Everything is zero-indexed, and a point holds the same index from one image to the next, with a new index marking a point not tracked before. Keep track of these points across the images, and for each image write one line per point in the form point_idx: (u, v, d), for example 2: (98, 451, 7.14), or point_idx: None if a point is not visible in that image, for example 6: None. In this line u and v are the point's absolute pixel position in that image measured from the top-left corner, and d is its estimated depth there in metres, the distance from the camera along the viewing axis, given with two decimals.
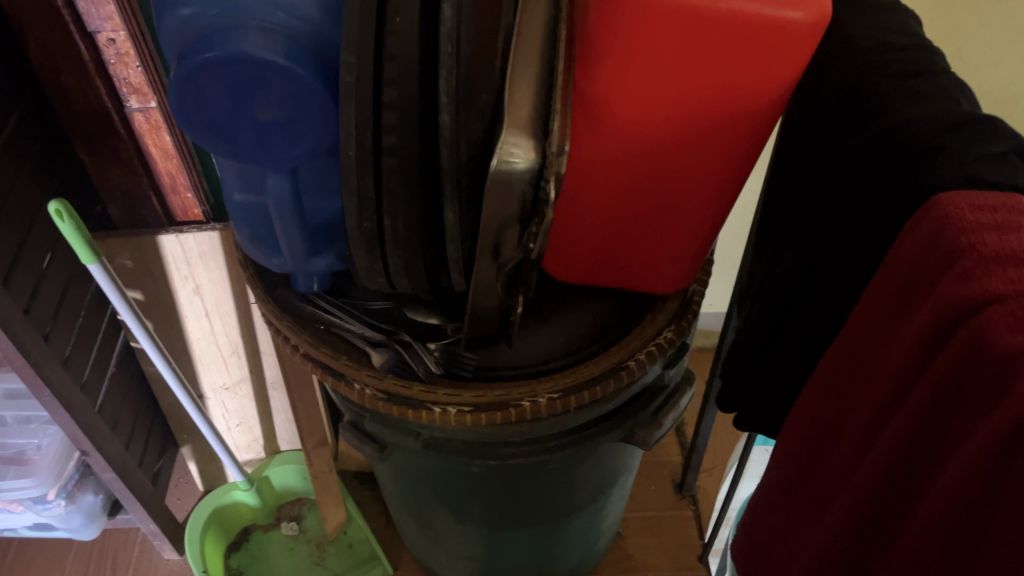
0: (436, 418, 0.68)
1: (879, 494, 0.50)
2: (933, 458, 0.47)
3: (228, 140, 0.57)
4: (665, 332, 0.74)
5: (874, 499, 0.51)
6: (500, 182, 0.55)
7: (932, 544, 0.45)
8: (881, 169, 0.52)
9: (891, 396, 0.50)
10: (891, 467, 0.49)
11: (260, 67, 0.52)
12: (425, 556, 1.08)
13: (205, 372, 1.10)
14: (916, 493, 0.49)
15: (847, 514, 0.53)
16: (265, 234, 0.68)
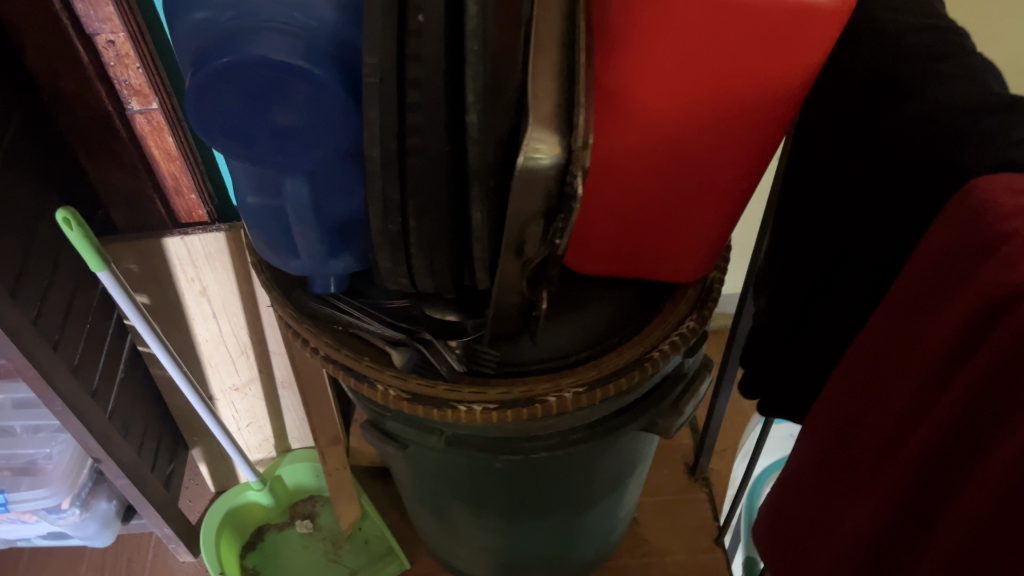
0: (462, 416, 0.67)
1: (926, 475, 0.51)
2: (979, 444, 0.47)
3: (246, 146, 0.56)
4: (687, 321, 0.73)
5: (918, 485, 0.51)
6: (526, 177, 0.54)
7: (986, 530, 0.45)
8: (911, 154, 0.51)
9: (929, 383, 0.50)
10: (935, 451, 0.49)
11: (279, 72, 0.51)
12: (443, 550, 1.08)
13: (214, 373, 1.09)
14: (959, 478, 0.49)
15: (895, 491, 0.54)
16: (282, 237, 0.67)
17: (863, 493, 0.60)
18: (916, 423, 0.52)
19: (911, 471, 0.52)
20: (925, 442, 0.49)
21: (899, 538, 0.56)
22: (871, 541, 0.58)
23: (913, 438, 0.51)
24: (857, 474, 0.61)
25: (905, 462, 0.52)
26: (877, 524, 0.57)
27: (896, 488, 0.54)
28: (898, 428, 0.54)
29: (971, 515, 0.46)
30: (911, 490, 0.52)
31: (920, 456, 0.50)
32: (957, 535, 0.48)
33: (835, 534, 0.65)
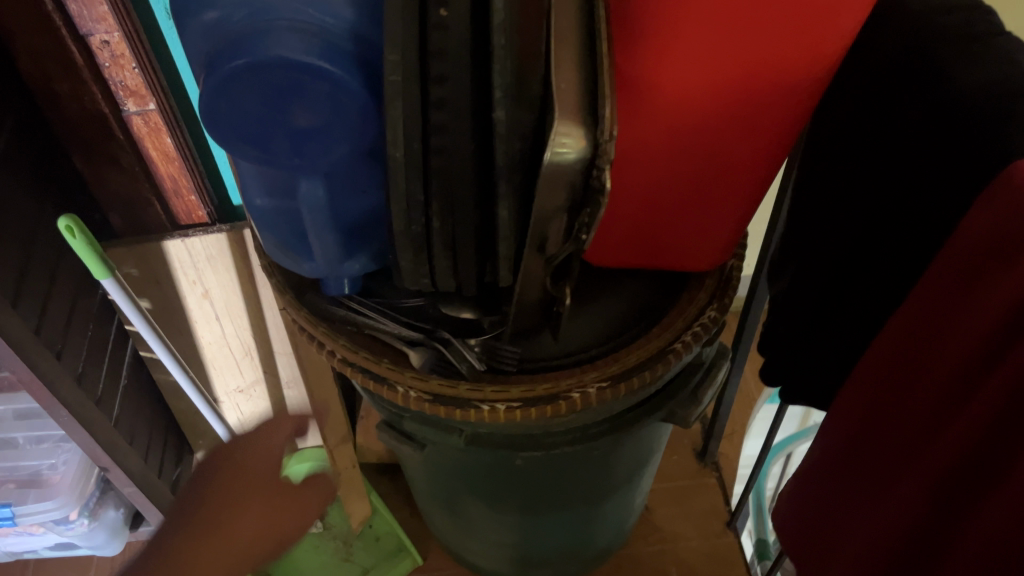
0: (485, 416, 0.66)
1: (978, 453, 0.51)
2: None
3: (261, 148, 0.54)
4: (708, 310, 0.72)
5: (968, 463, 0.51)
6: (551, 173, 0.53)
7: None
8: (943, 138, 0.51)
9: (977, 363, 0.50)
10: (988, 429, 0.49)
11: (295, 72, 0.49)
12: (456, 546, 1.07)
13: (218, 375, 1.08)
14: (1011, 456, 0.49)
15: (941, 469, 0.54)
16: (296, 238, 0.65)
17: (901, 476, 0.60)
18: (961, 404, 0.52)
19: (960, 449, 0.52)
20: (979, 419, 0.49)
21: (941, 520, 0.56)
22: (913, 521, 0.58)
23: (961, 418, 0.51)
24: (890, 458, 0.61)
25: (955, 440, 0.52)
26: (921, 503, 0.57)
27: (942, 466, 0.54)
28: (939, 409, 0.54)
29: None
30: (962, 468, 0.52)
31: (973, 433, 0.50)
32: (1010, 514, 0.48)
33: (868, 517, 0.65)
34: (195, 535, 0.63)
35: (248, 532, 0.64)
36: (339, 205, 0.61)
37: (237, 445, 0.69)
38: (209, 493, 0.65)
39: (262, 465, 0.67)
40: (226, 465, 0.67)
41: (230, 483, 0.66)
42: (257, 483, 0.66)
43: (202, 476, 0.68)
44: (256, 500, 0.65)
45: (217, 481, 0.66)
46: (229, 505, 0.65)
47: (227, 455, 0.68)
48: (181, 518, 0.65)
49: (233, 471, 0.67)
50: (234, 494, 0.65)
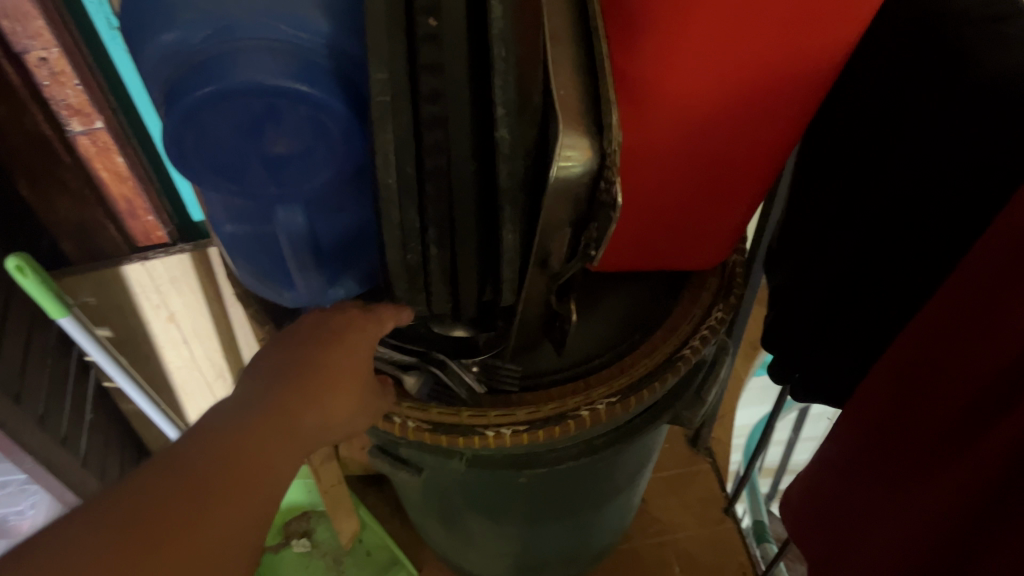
0: (491, 442, 0.62)
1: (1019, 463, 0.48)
2: None
3: (234, 178, 0.49)
4: (715, 312, 0.69)
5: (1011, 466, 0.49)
6: (556, 190, 0.48)
7: None
8: (973, 130, 0.47)
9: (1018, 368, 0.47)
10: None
11: (270, 97, 0.44)
12: (453, 558, 1.04)
13: (190, 400, 1.03)
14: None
15: (982, 475, 0.52)
16: (274, 267, 0.60)
17: (928, 481, 0.57)
18: (1002, 409, 0.50)
19: (1002, 456, 0.49)
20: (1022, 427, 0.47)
21: (974, 529, 0.54)
22: (947, 528, 0.56)
23: (1004, 422, 0.49)
24: (914, 462, 0.59)
25: (996, 446, 0.50)
26: (958, 510, 0.55)
27: (983, 473, 0.51)
28: (975, 413, 0.52)
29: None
30: (1002, 476, 0.50)
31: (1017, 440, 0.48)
32: None
33: (892, 522, 0.63)
34: (265, 433, 0.48)
35: (316, 432, 0.51)
36: (321, 231, 0.56)
37: (316, 321, 0.55)
38: (294, 369, 0.52)
39: (355, 368, 0.54)
40: (304, 352, 0.53)
41: (315, 370, 0.52)
42: (344, 383, 0.53)
43: (275, 355, 0.53)
44: (339, 393, 0.53)
45: (302, 367, 0.52)
46: (306, 411, 0.50)
47: (305, 335, 0.54)
48: (244, 403, 0.49)
49: (324, 359, 0.53)
50: (349, 367, 0.54)
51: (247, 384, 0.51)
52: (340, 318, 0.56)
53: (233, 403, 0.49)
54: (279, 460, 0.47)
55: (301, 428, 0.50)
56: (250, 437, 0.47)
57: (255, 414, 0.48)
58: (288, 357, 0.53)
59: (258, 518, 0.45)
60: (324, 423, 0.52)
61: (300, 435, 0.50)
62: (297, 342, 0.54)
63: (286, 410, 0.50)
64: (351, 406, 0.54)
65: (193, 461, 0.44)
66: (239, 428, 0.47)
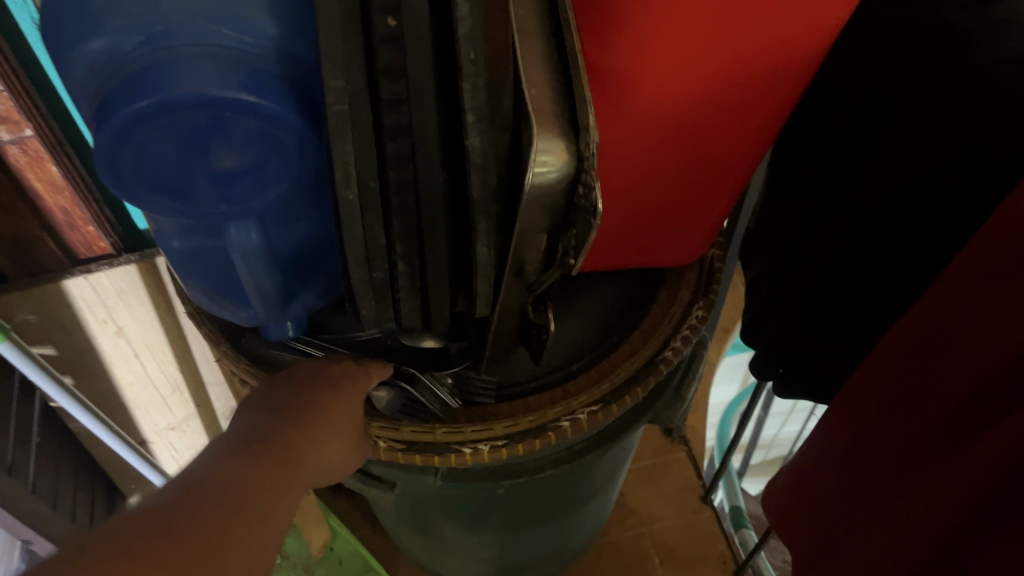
0: (468, 459, 0.59)
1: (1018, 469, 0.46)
2: None
3: (178, 197, 0.45)
4: (695, 310, 0.66)
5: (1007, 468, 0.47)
6: (532, 198, 0.45)
7: None
8: (968, 119, 0.45)
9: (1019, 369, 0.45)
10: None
11: (214, 109, 0.40)
12: (430, 565, 1.01)
13: (145, 417, 0.98)
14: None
15: (976, 478, 0.50)
16: (227, 286, 0.56)
17: (920, 482, 0.55)
18: (1000, 411, 0.47)
19: (998, 460, 0.47)
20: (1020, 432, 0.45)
21: (970, 533, 0.52)
22: (940, 533, 0.54)
23: (1000, 421, 0.47)
24: (905, 462, 0.57)
25: (992, 450, 0.47)
26: (952, 513, 0.52)
27: (978, 476, 0.49)
28: (971, 413, 0.50)
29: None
30: (999, 481, 0.48)
31: (1014, 445, 0.46)
32: None
33: (882, 523, 0.61)
34: (266, 471, 0.47)
35: (313, 472, 0.51)
36: (276, 247, 0.52)
37: (310, 368, 0.55)
38: (289, 410, 0.52)
39: (353, 410, 0.54)
40: (300, 395, 0.53)
41: (312, 412, 0.52)
42: (339, 425, 0.54)
43: (268, 396, 0.53)
44: (332, 436, 0.53)
45: (299, 409, 0.52)
46: (302, 453, 0.51)
47: (299, 379, 0.54)
48: (243, 441, 0.49)
49: (320, 401, 0.53)
50: (344, 405, 0.54)
51: (243, 424, 0.51)
52: (336, 368, 0.55)
53: (233, 441, 0.49)
54: (279, 499, 0.47)
55: (300, 468, 0.50)
56: (255, 474, 0.47)
57: (255, 452, 0.48)
58: (284, 398, 0.53)
59: (262, 553, 0.44)
60: (318, 464, 0.52)
61: (300, 475, 0.50)
62: (292, 383, 0.54)
63: (285, 450, 0.50)
64: (341, 452, 0.54)
65: (201, 496, 0.43)
66: (244, 466, 0.47)
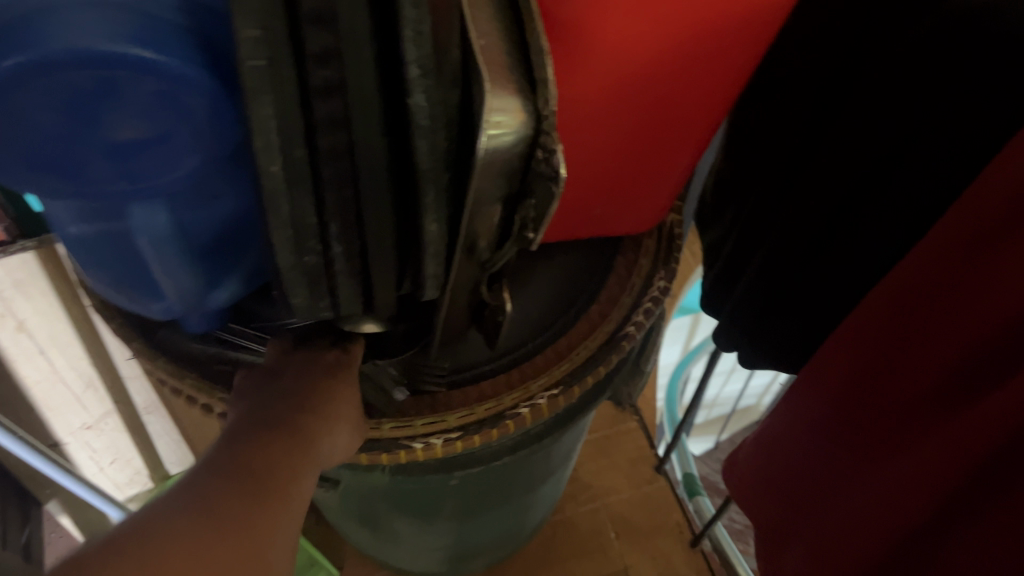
0: (420, 456, 0.54)
1: (1008, 442, 0.44)
2: None
3: (69, 175, 0.38)
4: (657, 281, 0.62)
5: (1002, 441, 0.44)
6: (485, 166, 0.39)
7: None
8: (966, 67, 0.41)
9: (1016, 337, 0.42)
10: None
11: (103, 68, 0.33)
12: (379, 555, 0.96)
13: (57, 417, 0.90)
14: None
15: (958, 453, 0.47)
16: (137, 276, 0.49)
17: (897, 456, 0.53)
18: (988, 380, 0.45)
19: (987, 434, 0.45)
20: (1012, 407, 0.42)
21: (950, 510, 0.50)
22: (918, 509, 0.52)
23: (993, 394, 0.44)
24: (881, 435, 0.54)
25: (979, 423, 0.45)
26: (929, 489, 0.50)
27: (960, 452, 0.47)
28: (954, 384, 0.47)
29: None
30: (988, 455, 0.45)
31: (1004, 417, 0.43)
32: None
33: (852, 498, 0.58)
34: (272, 468, 0.43)
35: (326, 460, 0.49)
36: (191, 229, 0.45)
37: (301, 356, 0.51)
38: (286, 403, 0.49)
39: (354, 393, 0.51)
40: (302, 378, 0.49)
41: (313, 399, 0.48)
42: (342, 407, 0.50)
43: (260, 391, 0.49)
44: (343, 423, 0.50)
45: (303, 398, 0.49)
46: (308, 442, 0.47)
47: (289, 369, 0.50)
48: (239, 442, 0.45)
49: (319, 385, 0.49)
50: (350, 390, 0.51)
51: (236, 427, 0.47)
52: (330, 354, 0.51)
53: (226, 444, 0.44)
54: (301, 484, 0.45)
55: (306, 458, 0.46)
56: (254, 473, 0.42)
57: (256, 447, 0.44)
58: (278, 393, 0.49)
59: (285, 539, 0.42)
60: (327, 452, 0.48)
61: (318, 460, 0.47)
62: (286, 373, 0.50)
63: (287, 443, 0.46)
64: (350, 436, 0.51)
65: (226, 484, 0.41)
66: (242, 467, 0.42)
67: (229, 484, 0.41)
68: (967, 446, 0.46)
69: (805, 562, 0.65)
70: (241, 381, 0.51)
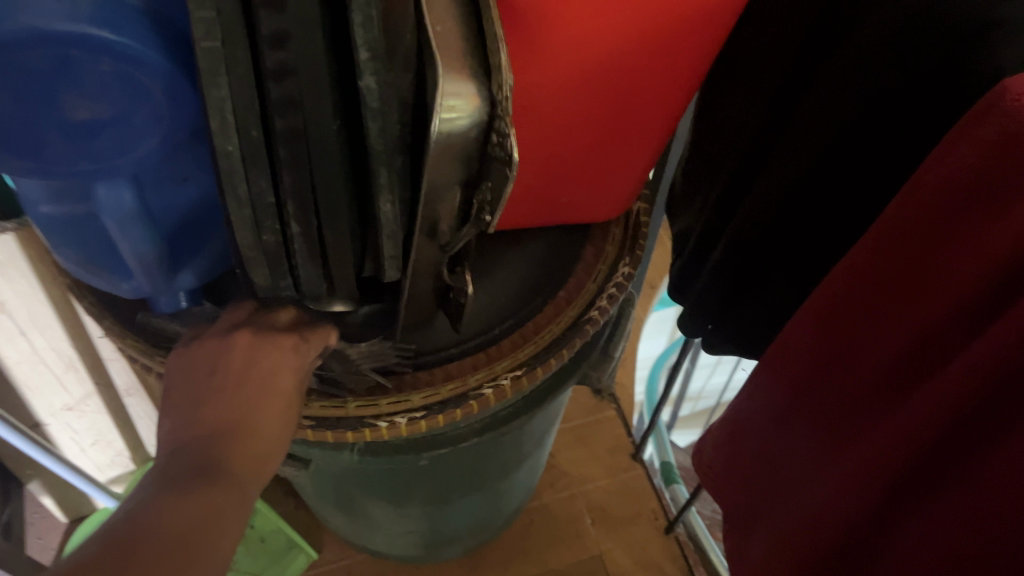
0: (384, 434, 0.55)
1: (954, 420, 0.45)
2: (1012, 389, 0.41)
3: (29, 153, 0.39)
4: (621, 267, 0.63)
5: (943, 430, 0.45)
6: (438, 147, 0.40)
7: None
8: (908, 60, 0.42)
9: (959, 319, 0.43)
10: (969, 398, 0.43)
11: (58, 47, 0.34)
12: (355, 540, 0.97)
13: (38, 398, 0.91)
14: (992, 426, 0.43)
15: (900, 443, 0.48)
16: (105, 256, 0.50)
17: (850, 442, 0.54)
18: (928, 370, 0.46)
19: (935, 413, 0.45)
20: (953, 388, 0.43)
21: (906, 492, 0.51)
22: (871, 493, 0.53)
23: (932, 386, 0.45)
24: (836, 423, 0.56)
25: (924, 405, 0.46)
26: (884, 470, 0.51)
27: (901, 442, 0.48)
28: (899, 374, 0.48)
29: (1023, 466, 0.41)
30: (926, 444, 0.47)
31: (942, 408, 0.45)
32: (991, 490, 0.43)
33: (810, 483, 0.60)
34: (189, 509, 0.38)
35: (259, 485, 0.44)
36: (153, 209, 0.46)
37: (241, 354, 0.48)
38: (211, 437, 0.43)
39: (284, 406, 0.47)
40: (229, 398, 0.45)
41: (241, 428, 0.44)
42: (273, 431, 0.46)
43: (187, 424, 0.44)
44: (274, 440, 0.46)
45: (229, 417, 0.45)
46: (232, 481, 0.41)
47: (226, 372, 0.47)
48: (148, 501, 0.39)
49: (248, 407, 0.45)
50: (274, 404, 0.47)
51: (150, 480, 0.41)
52: (276, 353, 0.48)
53: (136, 506, 0.38)
54: (227, 519, 0.39)
55: (233, 499, 0.41)
56: (172, 531, 0.37)
57: (173, 488, 0.39)
58: (211, 410, 0.45)
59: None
60: (257, 473, 0.44)
61: (247, 487, 0.42)
62: (212, 393, 0.46)
63: (212, 483, 0.40)
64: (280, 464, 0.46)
65: (133, 539, 0.36)
66: (151, 535, 0.36)
67: (135, 536, 0.36)
68: (907, 435, 0.47)
69: (766, 547, 0.67)
70: (166, 402, 0.47)
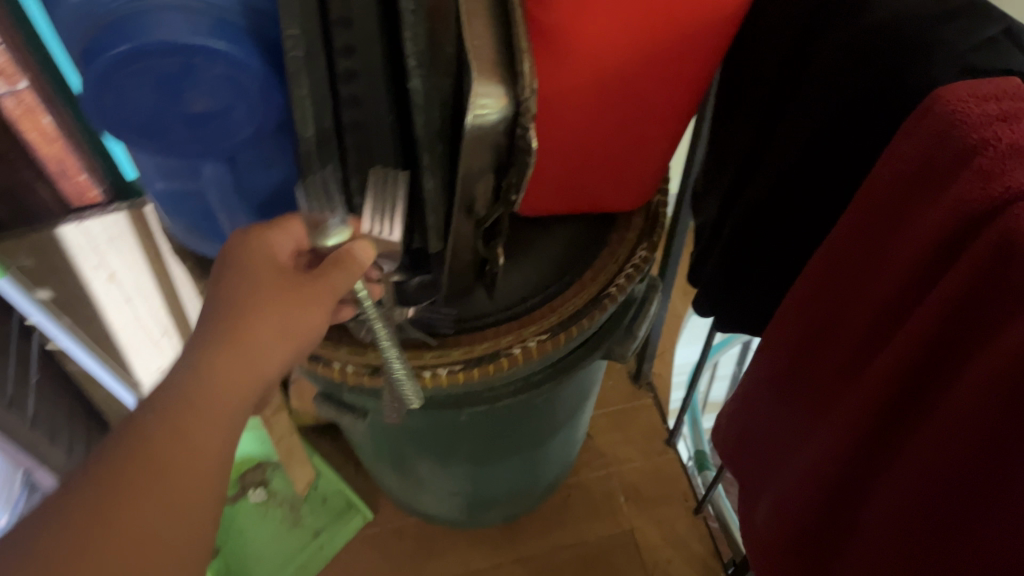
0: (428, 382, 0.65)
1: (911, 369, 0.50)
2: (938, 360, 0.48)
3: (155, 137, 0.50)
4: (639, 250, 0.72)
5: (888, 400, 0.52)
6: (473, 136, 0.50)
7: (950, 440, 0.47)
8: (864, 74, 0.50)
9: (918, 274, 0.48)
10: (901, 370, 0.50)
11: (187, 56, 0.45)
12: (406, 501, 1.08)
13: (138, 357, 1.04)
14: (927, 395, 0.50)
15: (856, 412, 0.55)
16: (205, 224, 0.62)
17: (827, 415, 0.62)
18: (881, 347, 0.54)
19: (885, 375, 0.51)
20: (892, 360, 0.50)
21: (864, 460, 0.58)
22: (836, 463, 0.59)
23: (880, 360, 0.53)
24: (818, 398, 0.63)
25: (871, 378, 0.53)
26: (845, 437, 0.57)
27: (855, 412, 0.55)
28: (860, 351, 0.56)
29: (978, 382, 0.44)
30: (875, 414, 0.54)
31: (883, 379, 0.52)
32: (921, 452, 0.50)
33: (798, 455, 0.67)
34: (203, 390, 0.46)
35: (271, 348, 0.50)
36: (245, 185, 0.57)
37: (229, 253, 0.53)
38: (220, 340, 0.49)
39: (271, 278, 0.52)
40: (226, 286, 0.51)
41: (242, 310, 0.50)
42: (285, 313, 0.51)
43: (209, 314, 0.50)
44: (273, 307, 0.51)
45: (224, 303, 0.50)
46: (235, 350, 0.48)
47: (224, 268, 0.52)
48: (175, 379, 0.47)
49: (241, 288, 0.51)
50: (273, 280, 0.52)
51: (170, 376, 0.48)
52: (254, 239, 0.53)
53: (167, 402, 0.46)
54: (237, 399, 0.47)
55: (236, 366, 0.48)
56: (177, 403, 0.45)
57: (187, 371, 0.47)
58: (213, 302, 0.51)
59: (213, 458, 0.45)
60: (263, 339, 0.50)
61: (247, 350, 0.49)
62: (226, 284, 0.51)
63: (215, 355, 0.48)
64: (291, 322, 0.51)
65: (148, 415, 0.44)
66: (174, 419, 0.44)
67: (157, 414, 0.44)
68: (860, 406, 0.54)
69: (762, 517, 0.74)
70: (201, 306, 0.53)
